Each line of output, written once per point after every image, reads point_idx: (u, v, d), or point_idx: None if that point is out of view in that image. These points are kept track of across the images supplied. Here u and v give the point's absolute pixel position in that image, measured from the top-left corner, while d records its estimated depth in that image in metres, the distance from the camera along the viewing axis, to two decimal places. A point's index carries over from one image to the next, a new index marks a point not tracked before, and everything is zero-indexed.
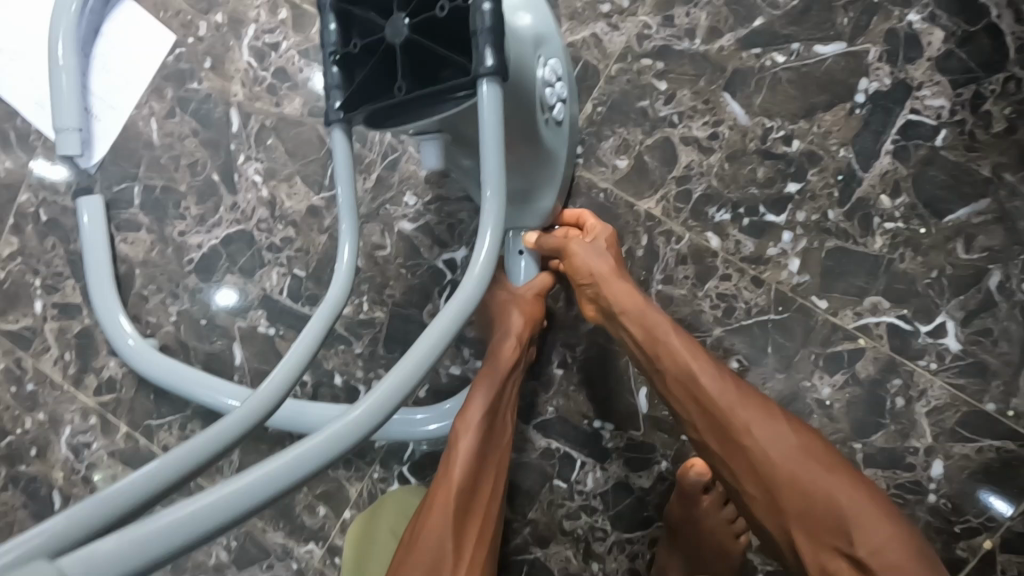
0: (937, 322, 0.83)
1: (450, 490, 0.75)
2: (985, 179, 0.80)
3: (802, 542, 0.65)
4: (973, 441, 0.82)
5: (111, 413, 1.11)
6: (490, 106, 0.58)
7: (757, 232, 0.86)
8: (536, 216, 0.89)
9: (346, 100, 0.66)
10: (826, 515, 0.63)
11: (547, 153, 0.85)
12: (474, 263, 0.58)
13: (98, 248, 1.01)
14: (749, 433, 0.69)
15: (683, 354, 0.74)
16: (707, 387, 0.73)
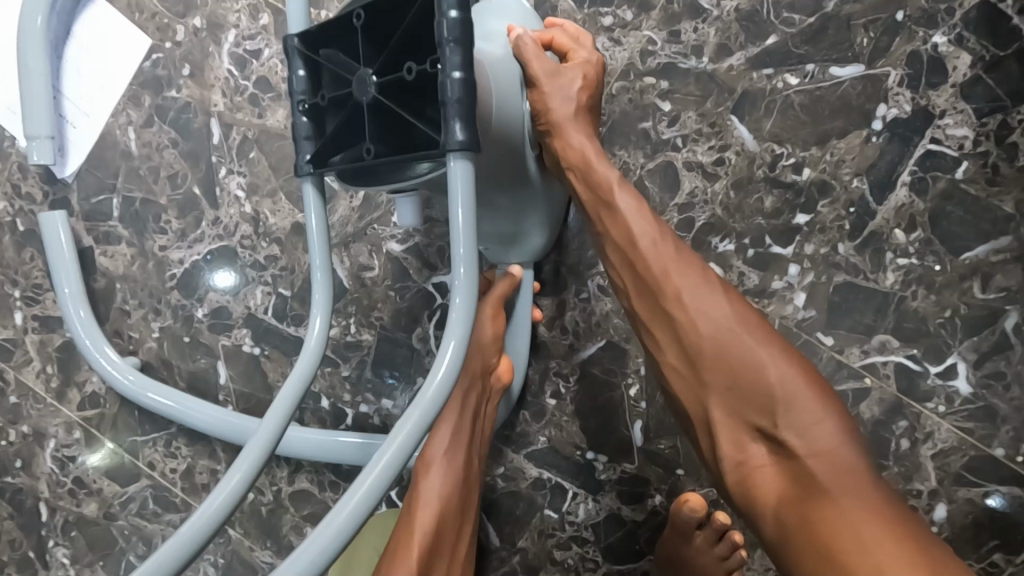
0: (948, 363, 0.79)
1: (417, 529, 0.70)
2: (1006, 216, 0.75)
3: (816, 553, 0.52)
4: (979, 486, 0.79)
5: (95, 428, 1.09)
6: (461, 178, 0.54)
7: (761, 265, 0.82)
8: (528, 251, 0.85)
9: (315, 154, 0.63)
10: (845, 526, 0.51)
11: (536, 186, 0.81)
12: (449, 336, 0.53)
13: (76, 263, 0.97)
14: (801, 396, 0.59)
15: (748, 314, 0.63)
16: (775, 349, 0.61)
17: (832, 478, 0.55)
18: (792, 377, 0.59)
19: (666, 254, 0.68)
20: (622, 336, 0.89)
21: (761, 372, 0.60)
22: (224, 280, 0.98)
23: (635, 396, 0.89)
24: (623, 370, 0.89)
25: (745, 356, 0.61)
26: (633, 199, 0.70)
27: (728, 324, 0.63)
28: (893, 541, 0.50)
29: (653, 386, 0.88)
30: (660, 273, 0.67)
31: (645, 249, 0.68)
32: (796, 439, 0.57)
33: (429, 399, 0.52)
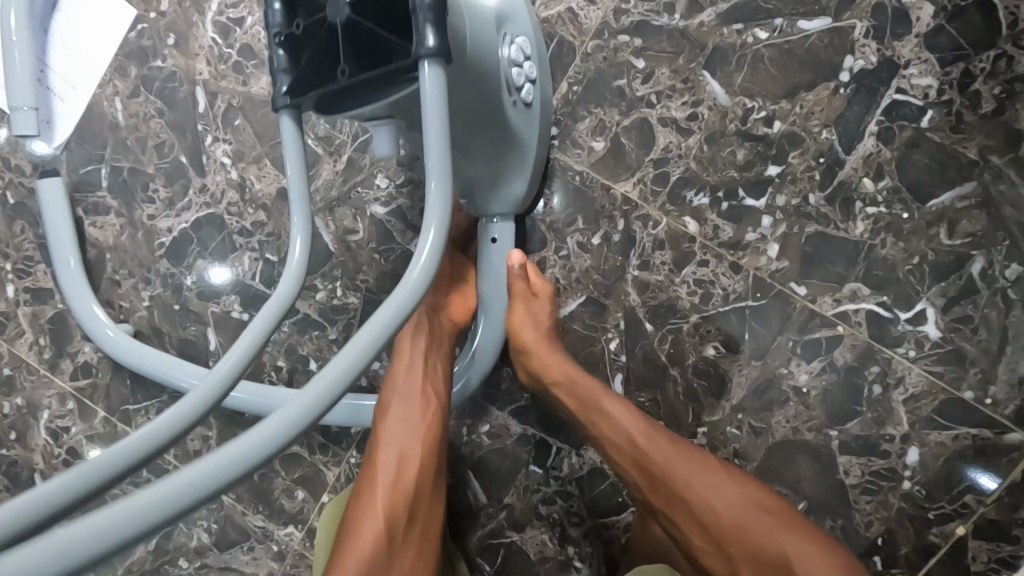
0: (918, 309, 0.81)
1: (381, 459, 0.76)
2: (971, 162, 0.77)
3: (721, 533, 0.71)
4: (950, 429, 0.81)
5: (88, 398, 1.10)
6: (432, 89, 0.57)
7: (735, 217, 0.85)
8: (508, 201, 0.88)
9: (291, 86, 0.66)
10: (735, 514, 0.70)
11: (515, 137, 0.84)
12: (422, 241, 0.55)
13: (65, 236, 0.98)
14: (712, 488, 0.72)
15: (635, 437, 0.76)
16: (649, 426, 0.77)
17: (745, 509, 0.70)
18: (708, 470, 0.73)
19: (595, 390, 0.80)
20: (601, 292, 0.91)
21: (677, 472, 0.73)
22: (217, 280, 1.01)
23: (616, 349, 0.91)
24: (603, 325, 0.91)
25: (667, 455, 0.75)
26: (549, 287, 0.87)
27: (650, 436, 0.76)
28: (823, 555, 0.67)
29: (633, 340, 0.90)
30: (592, 399, 0.80)
31: (580, 382, 0.81)
32: (710, 501, 0.72)
33: (399, 305, 0.52)
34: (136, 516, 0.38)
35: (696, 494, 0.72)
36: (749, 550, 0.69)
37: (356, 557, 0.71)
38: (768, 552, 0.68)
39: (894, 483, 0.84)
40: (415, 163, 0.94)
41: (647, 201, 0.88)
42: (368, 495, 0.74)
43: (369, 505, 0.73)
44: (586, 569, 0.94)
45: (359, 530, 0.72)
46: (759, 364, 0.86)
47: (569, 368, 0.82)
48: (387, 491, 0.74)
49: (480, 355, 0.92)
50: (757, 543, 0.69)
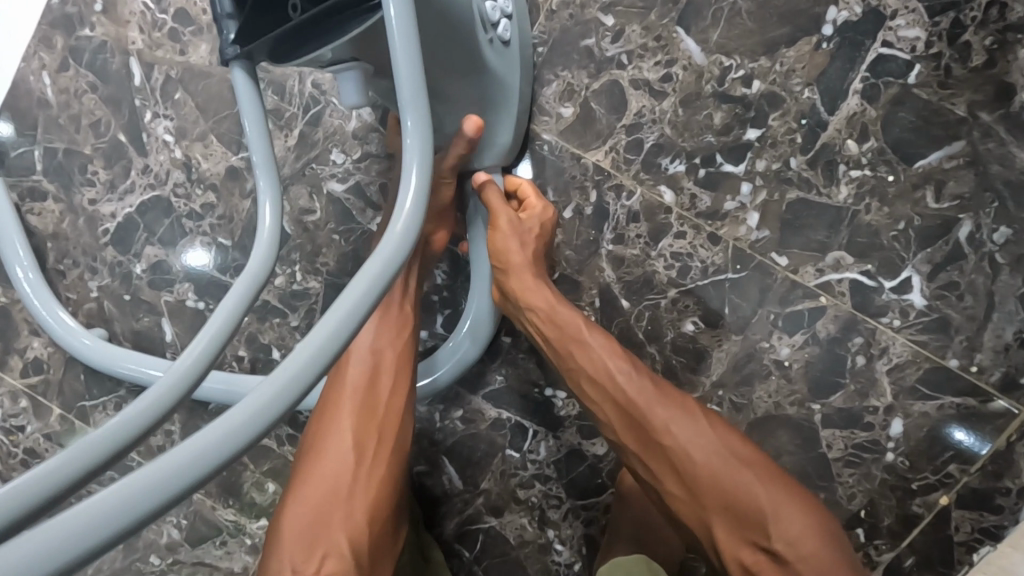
0: (902, 277, 0.78)
1: (346, 386, 0.73)
2: (959, 119, 0.73)
3: (705, 489, 0.67)
4: (933, 399, 0.79)
5: (42, 395, 1.04)
6: (400, 20, 0.51)
7: (713, 185, 0.80)
8: (493, 154, 0.83)
9: (240, 32, 0.60)
10: (724, 472, 0.66)
11: (496, 82, 0.78)
12: (403, 192, 0.49)
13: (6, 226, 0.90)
14: (688, 429, 0.69)
15: (624, 384, 0.72)
16: (639, 371, 0.73)
17: (730, 467, 0.67)
18: (689, 412, 0.70)
19: (578, 323, 0.76)
20: (574, 268, 0.86)
21: (655, 409, 0.70)
22: (194, 265, 0.93)
23: None
24: (577, 304, 0.86)
25: (645, 393, 0.72)
26: (541, 213, 0.82)
27: (630, 372, 0.73)
28: (798, 509, 0.64)
29: (608, 317, 0.86)
30: (575, 336, 0.76)
31: (563, 315, 0.77)
32: (687, 442, 0.68)
33: (387, 255, 0.46)
34: (167, 482, 0.33)
35: (674, 432, 0.69)
36: (733, 506, 0.65)
37: (317, 485, 0.69)
38: (744, 503, 0.65)
39: (877, 455, 0.81)
40: (372, 135, 0.87)
41: (619, 170, 0.82)
42: (331, 420, 0.72)
43: (330, 432, 0.71)
44: (567, 551, 0.92)
45: (319, 456, 0.70)
46: (738, 339, 0.83)
47: (549, 294, 0.78)
48: (353, 419, 0.71)
49: (476, 323, 0.88)
50: (744, 503, 0.65)
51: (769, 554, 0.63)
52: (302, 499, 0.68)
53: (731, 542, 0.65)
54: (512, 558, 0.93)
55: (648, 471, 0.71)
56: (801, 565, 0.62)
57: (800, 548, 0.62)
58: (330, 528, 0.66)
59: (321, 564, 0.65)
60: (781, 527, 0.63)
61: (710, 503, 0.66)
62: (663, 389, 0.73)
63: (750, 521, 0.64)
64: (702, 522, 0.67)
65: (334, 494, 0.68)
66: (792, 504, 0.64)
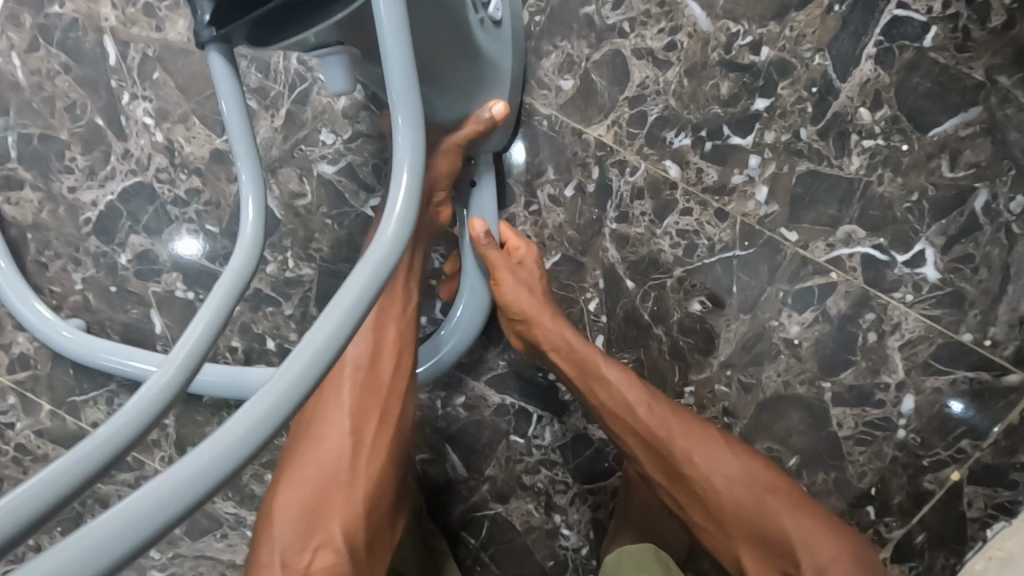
0: (916, 250, 0.75)
1: (344, 365, 0.70)
2: (977, 84, 0.70)
3: (733, 526, 0.68)
4: (946, 374, 0.77)
5: (30, 391, 1.01)
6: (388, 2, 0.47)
7: (720, 158, 0.77)
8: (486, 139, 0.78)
9: (218, 13, 0.56)
10: (755, 509, 0.67)
11: (490, 65, 0.73)
12: (395, 190, 0.45)
13: None
14: (713, 460, 0.70)
15: (645, 416, 0.71)
16: (664, 406, 0.73)
17: (758, 501, 0.68)
18: (712, 439, 0.71)
19: (595, 357, 0.74)
20: (577, 249, 0.83)
21: (679, 442, 0.70)
22: (183, 255, 0.90)
23: (596, 310, 0.84)
24: (581, 285, 0.84)
25: (666, 423, 0.71)
26: (533, 254, 0.81)
27: (651, 403, 0.72)
28: (827, 531, 0.66)
29: (613, 299, 0.83)
30: (589, 364, 0.74)
31: (577, 348, 0.75)
32: (712, 471, 0.69)
33: (380, 255, 0.43)
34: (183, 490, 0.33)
35: (697, 464, 0.70)
36: (762, 539, 0.67)
37: (314, 469, 0.66)
38: (771, 532, 0.67)
39: (888, 432, 0.80)
40: (363, 114, 0.83)
41: (623, 145, 0.79)
42: (330, 399, 0.69)
43: (329, 415, 0.68)
44: (574, 535, 0.91)
45: (314, 441, 0.67)
46: (747, 319, 0.80)
47: (568, 334, 0.76)
48: (353, 401, 0.68)
49: (474, 309, 0.85)
50: (770, 533, 0.67)
51: None
52: (297, 483, 0.65)
53: (761, 568, 0.67)
54: (518, 544, 0.92)
55: (673, 501, 0.72)
56: None
57: (830, 571, 0.64)
58: (326, 517, 0.64)
59: (314, 556, 0.62)
60: (809, 551, 0.65)
61: (738, 535, 0.68)
62: (685, 418, 0.72)
63: (776, 549, 0.66)
64: (729, 550, 0.69)
65: (332, 482, 0.65)
66: (820, 530, 0.66)
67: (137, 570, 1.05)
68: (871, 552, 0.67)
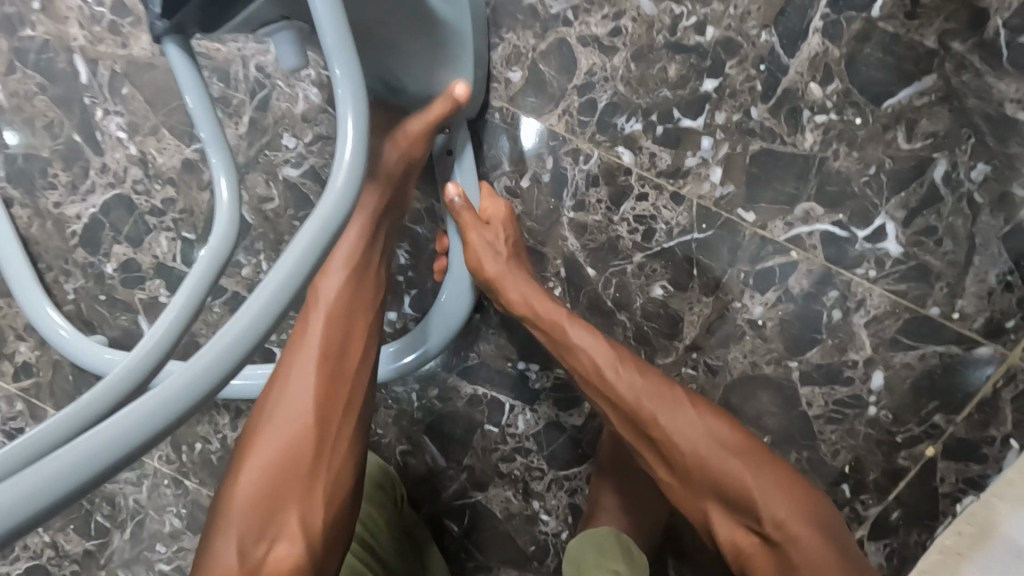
0: (876, 225, 0.74)
1: (304, 355, 0.67)
2: (929, 51, 0.68)
3: (698, 485, 0.67)
4: (915, 349, 0.76)
5: (35, 398, 1.07)
6: None
7: (672, 142, 0.77)
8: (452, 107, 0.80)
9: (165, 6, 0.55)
10: (720, 471, 0.65)
11: (445, 28, 0.73)
12: (341, 154, 0.48)
13: (10, 249, 0.93)
14: (679, 418, 0.68)
15: (606, 371, 0.71)
16: (631, 368, 0.71)
17: (718, 461, 0.65)
18: (674, 399, 0.69)
19: (560, 313, 0.75)
20: (538, 240, 0.84)
21: (644, 404, 0.69)
22: (165, 264, 0.93)
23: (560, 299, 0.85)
24: (543, 274, 0.85)
25: (636, 388, 0.70)
26: (501, 211, 0.80)
27: (613, 360, 0.71)
28: (785, 491, 0.64)
29: (575, 288, 0.84)
30: (556, 329, 0.74)
31: (540, 312, 0.75)
32: (676, 434, 0.67)
33: (328, 213, 0.47)
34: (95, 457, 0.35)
35: (661, 424, 0.68)
36: (726, 497, 0.65)
37: (266, 457, 0.64)
38: (734, 489, 0.64)
39: (860, 410, 0.79)
40: (322, 116, 0.85)
41: (575, 133, 0.79)
42: (283, 386, 0.67)
43: (289, 389, 0.66)
44: (553, 521, 0.92)
45: (264, 430, 0.65)
46: (710, 301, 0.80)
47: (534, 301, 0.76)
48: (311, 393, 0.66)
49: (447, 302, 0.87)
50: (730, 493, 0.64)
51: (758, 535, 0.63)
52: (250, 471, 0.64)
53: (727, 526, 0.66)
54: (500, 530, 0.94)
55: (644, 461, 0.71)
56: (789, 548, 0.61)
57: (788, 529, 0.62)
58: (283, 511, 0.63)
59: (271, 546, 0.61)
60: (770, 509, 0.63)
61: (702, 496, 0.67)
62: (650, 378, 0.71)
63: (740, 508, 0.64)
64: (697, 509, 0.67)
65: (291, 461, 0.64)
66: (784, 492, 0.63)
67: (143, 565, 1.10)
68: (832, 514, 0.65)
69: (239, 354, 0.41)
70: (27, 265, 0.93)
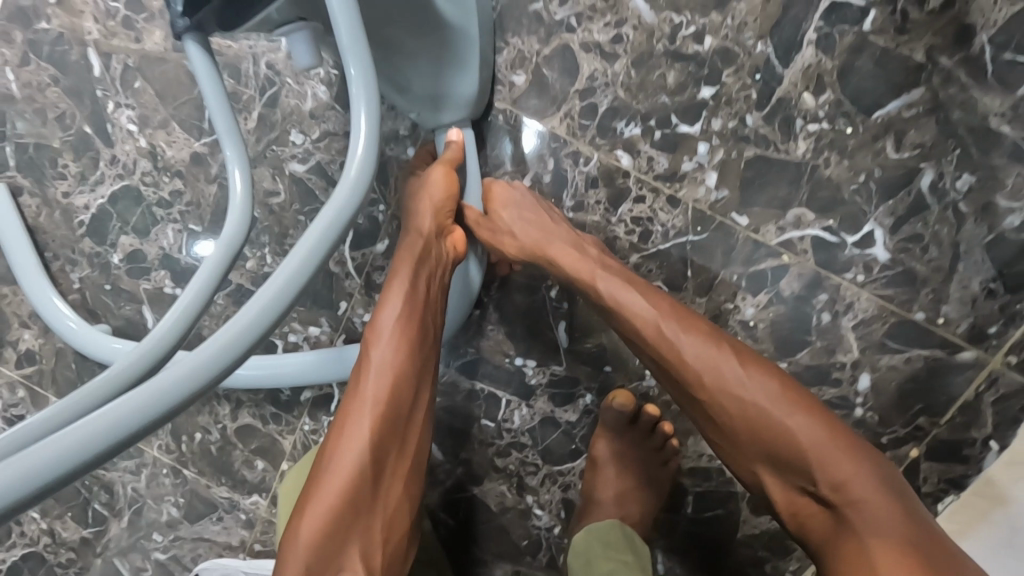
0: (865, 231, 0.77)
1: (365, 401, 0.65)
2: (918, 65, 0.71)
3: (750, 449, 0.63)
4: (902, 352, 0.78)
5: (37, 385, 1.08)
6: None
7: (670, 147, 0.79)
8: (459, 107, 0.79)
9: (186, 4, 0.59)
10: (773, 432, 0.61)
11: (451, 30, 0.74)
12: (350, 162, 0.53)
13: (15, 235, 0.94)
14: (732, 375, 0.63)
15: (652, 328, 0.68)
16: (678, 326, 0.67)
17: (772, 418, 0.61)
18: (721, 358, 0.64)
19: (594, 266, 0.73)
20: None
21: (689, 364, 0.65)
22: (171, 255, 0.95)
23: (557, 297, 0.89)
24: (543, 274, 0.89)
25: (688, 345, 0.66)
26: (510, 193, 0.80)
27: (659, 314, 0.68)
28: (846, 452, 0.59)
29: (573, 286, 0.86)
30: (591, 285, 0.73)
31: (570, 268, 0.75)
32: (724, 392, 0.63)
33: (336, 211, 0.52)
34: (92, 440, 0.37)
35: (708, 385, 0.64)
36: (785, 458, 0.61)
37: (334, 495, 0.62)
38: (791, 451, 0.60)
39: (847, 411, 0.81)
40: (329, 114, 0.87)
41: (576, 136, 0.82)
42: (344, 428, 0.64)
43: (345, 442, 0.63)
44: (547, 515, 0.94)
45: (332, 468, 0.63)
46: (704, 301, 0.82)
47: (572, 261, 0.75)
48: (375, 434, 0.64)
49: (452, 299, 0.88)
50: (787, 455, 0.60)
51: (817, 498, 0.60)
52: (318, 511, 0.61)
53: (781, 490, 0.62)
54: (494, 524, 0.95)
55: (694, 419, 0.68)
56: (849, 511, 0.57)
57: (849, 492, 0.57)
58: (345, 552, 0.62)
59: None
60: (827, 472, 0.58)
61: (755, 462, 0.63)
62: (700, 333, 0.66)
63: (796, 470, 0.60)
64: (749, 471, 0.64)
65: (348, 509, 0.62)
66: (848, 452, 0.59)
67: (139, 553, 1.11)
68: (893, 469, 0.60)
69: (248, 342, 0.45)
70: (32, 252, 0.94)
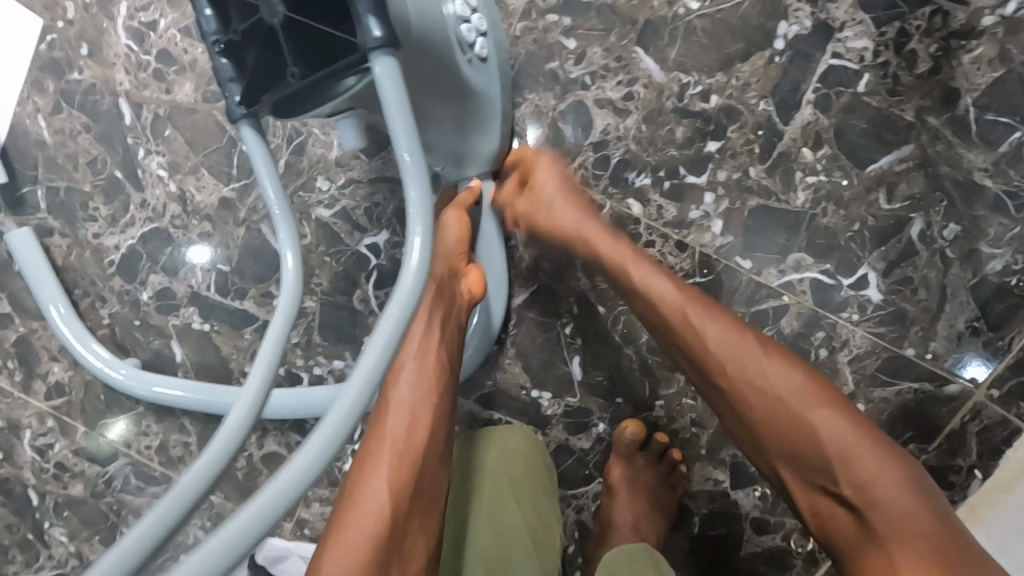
0: (859, 275, 0.82)
1: (385, 439, 0.64)
2: (908, 124, 0.77)
3: (774, 444, 0.65)
4: (893, 385, 0.83)
5: (66, 415, 1.11)
6: (386, 77, 0.52)
7: (678, 196, 0.84)
8: (478, 163, 0.85)
9: (244, 95, 0.59)
10: (798, 428, 0.63)
11: (478, 98, 0.78)
12: (410, 251, 0.50)
13: (42, 272, 0.96)
14: (761, 370, 0.65)
15: (677, 318, 0.70)
16: (710, 315, 0.69)
17: (796, 408, 0.63)
18: (745, 349, 0.66)
19: (624, 251, 0.75)
20: None
21: (714, 353, 0.67)
22: (199, 294, 0.99)
23: (571, 333, 0.95)
24: (558, 310, 0.95)
25: (716, 338, 0.68)
26: (551, 163, 0.81)
27: (687, 301, 0.70)
28: (871, 451, 0.61)
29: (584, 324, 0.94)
30: (624, 268, 0.74)
31: (602, 251, 0.76)
32: (747, 383, 0.66)
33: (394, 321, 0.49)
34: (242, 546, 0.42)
35: (730, 374, 0.67)
36: (807, 456, 0.62)
37: (352, 540, 0.59)
38: (815, 450, 0.62)
39: None
40: (354, 162, 0.92)
41: (589, 185, 0.87)
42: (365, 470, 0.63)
43: (366, 481, 0.62)
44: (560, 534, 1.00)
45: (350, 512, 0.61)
46: None
47: (610, 247, 0.75)
48: (391, 475, 0.62)
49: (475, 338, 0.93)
50: (810, 454, 0.62)
51: (837, 497, 0.62)
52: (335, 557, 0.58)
53: (800, 487, 0.64)
54: None
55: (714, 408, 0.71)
56: (869, 513, 0.59)
57: (871, 494, 0.59)
58: None
59: None
60: (848, 472, 0.60)
61: (779, 457, 0.65)
62: (728, 327, 0.68)
63: (818, 468, 0.62)
64: (769, 465, 0.67)
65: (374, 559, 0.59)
66: (869, 453, 0.61)
67: None
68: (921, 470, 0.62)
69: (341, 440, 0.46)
70: (59, 290, 0.97)
